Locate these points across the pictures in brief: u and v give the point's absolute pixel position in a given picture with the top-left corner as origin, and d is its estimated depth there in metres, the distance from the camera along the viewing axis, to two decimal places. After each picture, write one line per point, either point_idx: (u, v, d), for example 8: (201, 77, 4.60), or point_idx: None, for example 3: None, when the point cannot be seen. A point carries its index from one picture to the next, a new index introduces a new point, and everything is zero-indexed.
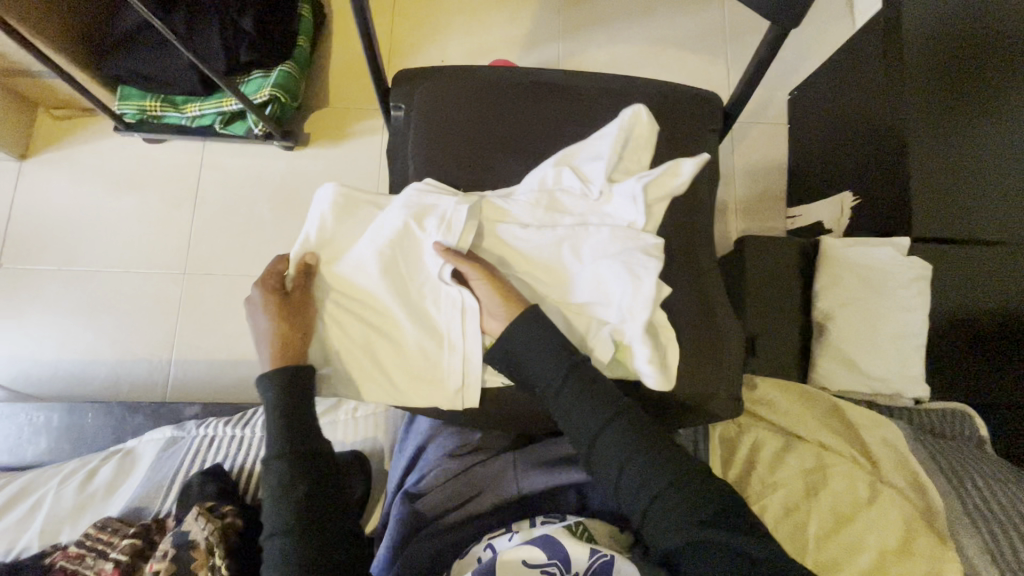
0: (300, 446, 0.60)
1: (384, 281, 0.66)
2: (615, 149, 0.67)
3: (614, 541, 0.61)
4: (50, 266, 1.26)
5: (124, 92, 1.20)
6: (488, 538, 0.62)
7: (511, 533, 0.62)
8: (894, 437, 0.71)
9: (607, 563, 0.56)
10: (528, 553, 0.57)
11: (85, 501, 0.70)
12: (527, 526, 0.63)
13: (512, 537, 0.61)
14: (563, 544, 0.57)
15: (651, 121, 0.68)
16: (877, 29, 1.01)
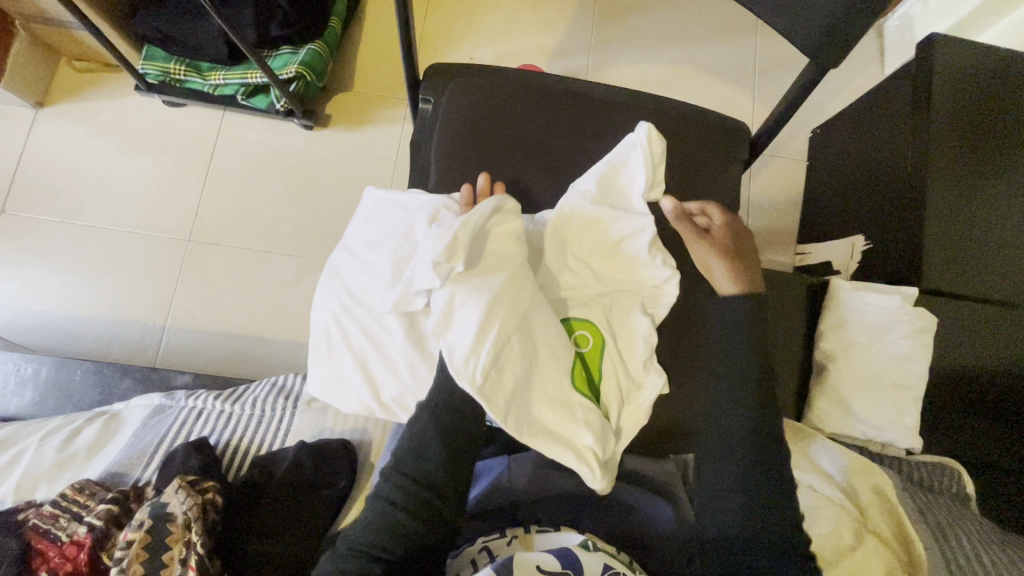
0: (427, 477, 0.56)
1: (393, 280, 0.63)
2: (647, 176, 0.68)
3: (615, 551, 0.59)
4: (54, 218, 1.25)
5: (149, 53, 1.20)
6: (485, 541, 0.60)
7: (507, 538, 0.60)
8: (885, 487, 0.70)
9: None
10: (543, 560, 0.54)
11: (64, 460, 0.68)
12: (525, 532, 0.61)
13: (510, 543, 0.60)
14: (576, 555, 0.55)
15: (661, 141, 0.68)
16: (906, 78, 1.02)
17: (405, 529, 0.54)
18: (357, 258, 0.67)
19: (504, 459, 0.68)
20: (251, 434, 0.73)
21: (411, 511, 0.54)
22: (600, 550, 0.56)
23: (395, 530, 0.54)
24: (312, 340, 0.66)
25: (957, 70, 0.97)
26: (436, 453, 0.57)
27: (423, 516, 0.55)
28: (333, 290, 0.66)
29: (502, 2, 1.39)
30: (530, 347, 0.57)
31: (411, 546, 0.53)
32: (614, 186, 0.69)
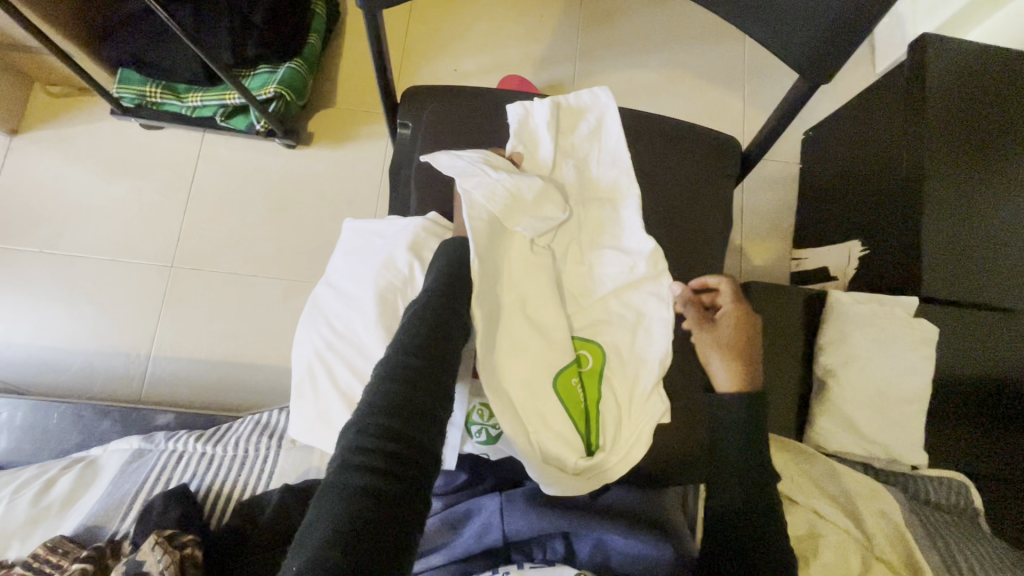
0: (419, 359, 0.45)
1: (382, 295, 0.61)
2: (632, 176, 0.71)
3: None
4: (32, 248, 1.22)
5: (123, 74, 1.16)
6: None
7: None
8: (892, 510, 0.67)
9: None
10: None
11: (38, 515, 0.65)
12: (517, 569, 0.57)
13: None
14: None
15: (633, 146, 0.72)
16: (899, 79, 1.00)
17: (404, 415, 0.42)
18: (340, 292, 0.64)
19: (497, 497, 0.64)
20: (235, 477, 0.71)
21: (407, 392, 0.43)
22: None
23: (392, 419, 0.41)
24: (295, 380, 0.63)
25: (950, 71, 0.95)
26: (424, 334, 0.47)
27: (420, 403, 0.43)
28: (315, 327, 0.63)
29: (484, 11, 1.36)
30: (526, 337, 0.60)
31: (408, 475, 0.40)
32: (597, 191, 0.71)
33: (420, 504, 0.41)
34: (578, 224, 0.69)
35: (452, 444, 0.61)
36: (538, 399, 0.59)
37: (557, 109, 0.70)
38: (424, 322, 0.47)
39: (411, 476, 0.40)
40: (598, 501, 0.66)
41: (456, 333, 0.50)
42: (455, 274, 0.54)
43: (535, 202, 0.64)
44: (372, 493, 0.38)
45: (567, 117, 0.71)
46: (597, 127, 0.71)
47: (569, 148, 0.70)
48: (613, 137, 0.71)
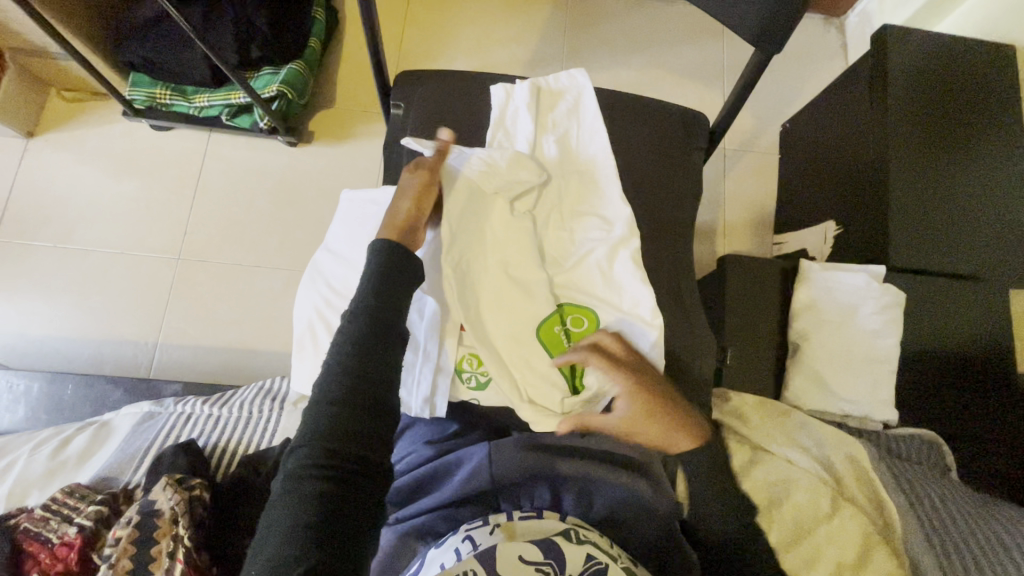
0: (348, 382, 0.52)
1: None
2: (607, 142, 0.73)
3: (605, 544, 0.59)
4: (45, 243, 1.28)
5: (135, 78, 1.23)
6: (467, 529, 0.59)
7: (490, 526, 0.59)
8: (859, 456, 0.71)
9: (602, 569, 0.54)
10: (526, 550, 0.54)
11: (55, 468, 0.69)
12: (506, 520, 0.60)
13: (492, 532, 0.58)
14: (559, 546, 0.55)
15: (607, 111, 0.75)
16: (863, 66, 1.06)
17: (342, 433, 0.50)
18: (338, 254, 0.69)
19: (486, 445, 0.67)
20: (239, 435, 0.75)
21: (345, 415, 0.51)
22: (585, 542, 0.56)
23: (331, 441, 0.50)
24: (296, 336, 0.68)
25: (909, 57, 1.01)
26: (352, 354, 0.53)
27: (356, 420, 0.51)
28: (315, 286, 0.68)
29: (475, 17, 1.44)
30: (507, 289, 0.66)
31: (348, 482, 0.49)
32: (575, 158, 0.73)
33: (371, 502, 0.50)
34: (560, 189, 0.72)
35: (443, 393, 0.65)
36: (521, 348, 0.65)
37: (537, 91, 0.74)
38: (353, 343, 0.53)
39: (354, 481, 0.49)
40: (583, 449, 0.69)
41: (393, 342, 0.55)
42: (392, 272, 0.57)
43: (510, 169, 0.68)
44: (321, 506, 0.47)
45: (547, 98, 0.75)
46: (575, 103, 0.74)
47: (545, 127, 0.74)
48: (590, 114, 0.74)
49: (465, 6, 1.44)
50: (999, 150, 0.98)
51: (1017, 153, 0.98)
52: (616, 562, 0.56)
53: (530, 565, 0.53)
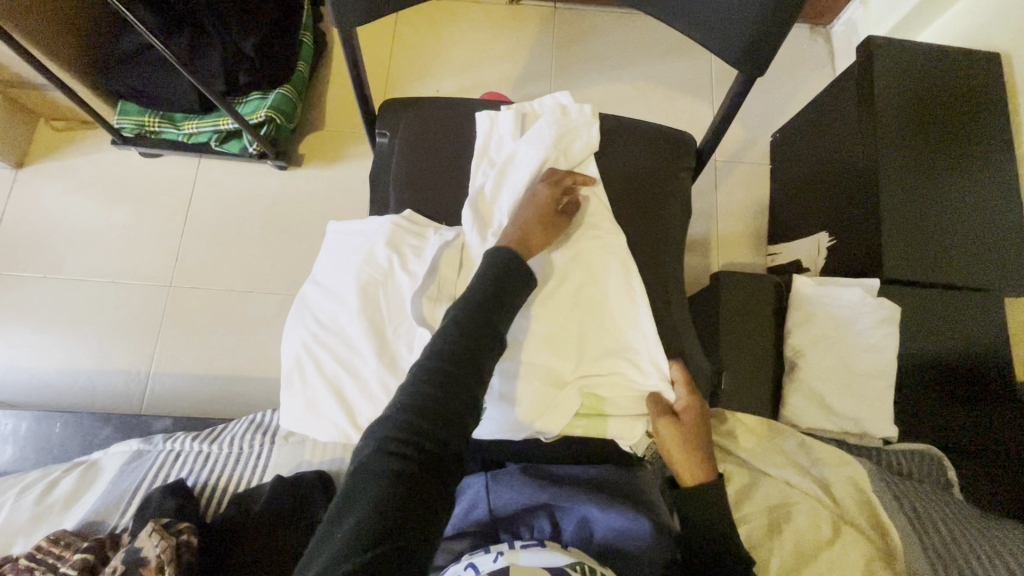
0: (452, 368, 0.51)
1: (364, 290, 0.66)
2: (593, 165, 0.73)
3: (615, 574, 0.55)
4: (36, 274, 1.27)
5: (123, 107, 1.23)
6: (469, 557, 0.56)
7: (493, 553, 0.56)
8: (860, 478, 0.71)
9: None
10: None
11: (41, 513, 0.68)
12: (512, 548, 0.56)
13: (495, 560, 0.55)
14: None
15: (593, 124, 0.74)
16: (850, 77, 1.06)
17: (439, 415, 0.49)
18: (325, 287, 0.68)
19: (483, 477, 0.68)
20: (230, 472, 0.74)
21: (438, 401, 0.49)
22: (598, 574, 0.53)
23: (426, 418, 0.48)
24: (284, 373, 0.67)
25: (896, 69, 1.01)
26: (460, 340, 0.52)
27: (449, 410, 0.49)
28: (302, 321, 0.67)
29: (463, 35, 1.44)
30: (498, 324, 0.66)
31: (429, 472, 0.46)
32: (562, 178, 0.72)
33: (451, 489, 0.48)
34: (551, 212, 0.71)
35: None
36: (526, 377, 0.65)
37: (521, 116, 0.75)
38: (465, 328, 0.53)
39: (434, 472, 0.47)
40: (578, 477, 0.67)
41: (489, 343, 0.54)
42: (493, 268, 0.58)
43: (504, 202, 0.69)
44: (404, 487, 0.45)
45: (531, 121, 0.75)
46: (562, 121, 0.74)
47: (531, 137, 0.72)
48: (575, 132, 0.73)
49: (453, 25, 1.45)
50: (989, 158, 0.98)
51: (1007, 161, 0.98)
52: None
53: None
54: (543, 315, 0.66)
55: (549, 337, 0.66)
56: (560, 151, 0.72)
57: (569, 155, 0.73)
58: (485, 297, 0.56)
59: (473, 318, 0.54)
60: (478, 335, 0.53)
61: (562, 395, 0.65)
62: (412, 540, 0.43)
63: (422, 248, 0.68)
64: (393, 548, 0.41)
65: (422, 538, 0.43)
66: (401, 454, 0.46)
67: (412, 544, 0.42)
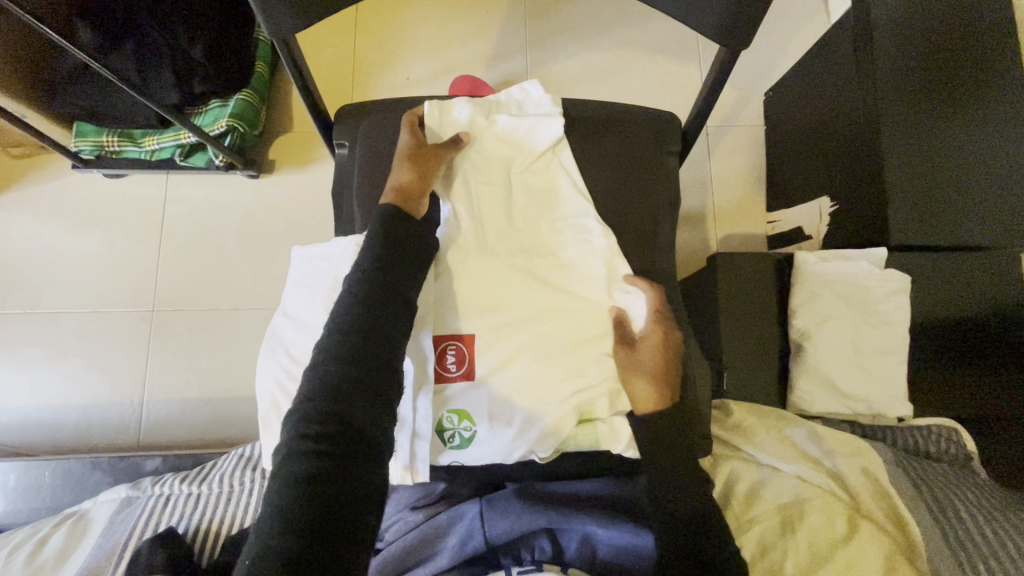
0: (355, 345, 0.50)
1: None
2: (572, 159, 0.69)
3: None
4: (14, 311, 1.24)
5: (79, 128, 1.17)
6: None
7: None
8: (874, 467, 0.68)
9: None
10: None
11: (32, 574, 0.64)
12: None
13: None
14: None
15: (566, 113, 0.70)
16: (845, 27, 0.98)
17: (346, 399, 0.48)
18: (294, 319, 0.64)
19: (478, 503, 0.62)
20: (222, 513, 0.72)
21: (345, 381, 0.48)
22: None
23: (335, 404, 0.47)
24: (260, 413, 0.63)
25: (894, 14, 0.93)
26: (360, 317, 0.51)
27: (358, 386, 0.49)
28: (275, 357, 0.63)
29: (428, 16, 1.35)
30: (484, 342, 0.62)
31: (347, 455, 0.46)
32: (540, 175, 0.68)
33: (373, 462, 0.48)
34: (529, 217, 0.67)
35: (424, 457, 0.60)
36: (515, 395, 0.61)
37: (489, 112, 0.70)
38: (365, 304, 0.52)
39: (351, 452, 0.46)
40: (578, 495, 0.63)
41: (396, 308, 0.53)
42: (395, 234, 0.57)
43: (477, 215, 0.66)
44: (316, 478, 0.44)
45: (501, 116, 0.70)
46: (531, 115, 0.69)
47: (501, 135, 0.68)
48: (547, 123, 0.69)
49: (417, 6, 1.36)
50: (999, 105, 0.91)
51: None
52: None
53: None
54: (528, 329, 0.62)
55: (535, 352, 0.62)
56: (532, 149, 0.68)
57: (538, 153, 0.68)
58: (386, 266, 0.55)
59: (372, 290, 0.53)
60: (383, 304, 0.53)
61: (554, 412, 0.60)
62: (338, 532, 0.43)
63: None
64: (316, 544, 0.42)
65: (346, 523, 0.44)
66: (312, 444, 0.45)
67: (336, 535, 0.43)
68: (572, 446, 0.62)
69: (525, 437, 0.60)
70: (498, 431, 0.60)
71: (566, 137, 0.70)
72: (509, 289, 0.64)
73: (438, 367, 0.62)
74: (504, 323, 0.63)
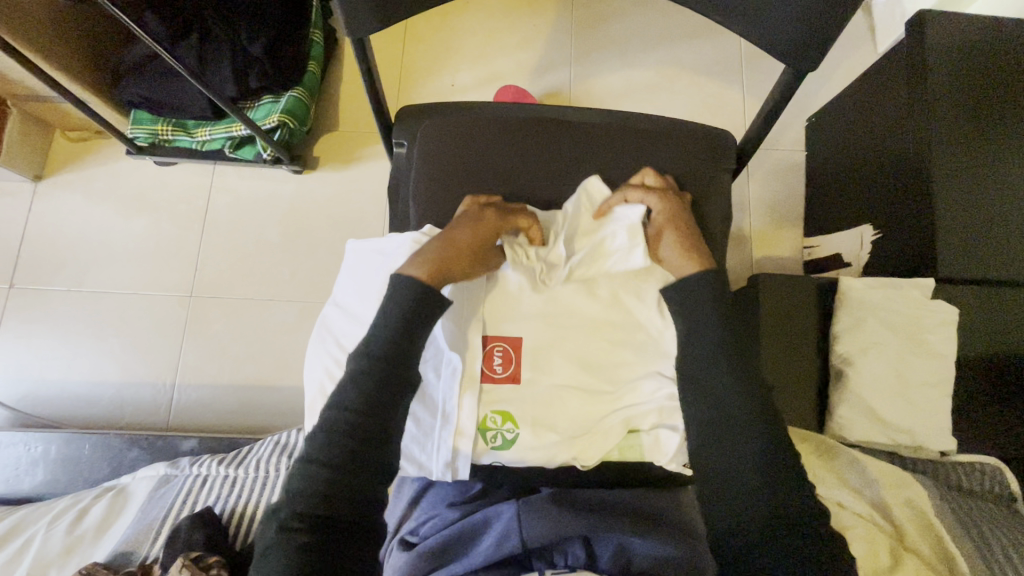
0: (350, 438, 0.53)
1: None
2: (626, 173, 0.71)
3: None
4: (59, 288, 1.27)
5: (135, 116, 1.22)
6: None
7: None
8: (919, 499, 0.66)
9: None
10: None
11: (73, 543, 0.68)
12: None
13: None
14: None
15: (622, 130, 0.72)
16: (898, 57, 0.98)
17: (336, 490, 0.52)
18: (347, 310, 0.65)
19: (514, 503, 0.63)
20: (258, 497, 0.73)
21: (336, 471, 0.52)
22: None
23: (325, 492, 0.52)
24: (307, 400, 0.64)
25: (950, 47, 0.93)
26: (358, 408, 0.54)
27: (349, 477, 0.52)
28: (325, 346, 0.65)
29: (477, 26, 1.38)
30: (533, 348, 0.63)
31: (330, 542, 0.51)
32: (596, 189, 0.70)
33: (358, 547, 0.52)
34: (588, 227, 0.66)
35: (465, 456, 0.60)
36: (560, 403, 0.61)
37: (547, 125, 0.72)
38: (365, 396, 0.54)
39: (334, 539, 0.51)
40: (614, 504, 0.64)
41: (393, 398, 0.55)
42: (404, 319, 0.57)
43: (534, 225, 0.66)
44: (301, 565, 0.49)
45: (558, 129, 0.72)
46: (587, 131, 0.72)
47: (558, 150, 0.71)
48: (603, 141, 0.71)
49: (466, 16, 1.39)
50: None
51: None
52: None
53: None
54: (576, 339, 0.63)
55: (581, 361, 0.63)
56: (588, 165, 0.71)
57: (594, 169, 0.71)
58: (390, 356, 0.56)
59: (372, 380, 0.55)
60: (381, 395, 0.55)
61: (600, 422, 0.61)
62: None
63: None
64: None
65: None
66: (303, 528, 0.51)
67: None
68: (617, 455, 0.62)
69: (569, 447, 0.60)
70: (542, 439, 0.60)
71: (624, 152, 0.71)
72: (560, 297, 0.65)
73: (486, 369, 0.62)
74: (552, 331, 0.63)
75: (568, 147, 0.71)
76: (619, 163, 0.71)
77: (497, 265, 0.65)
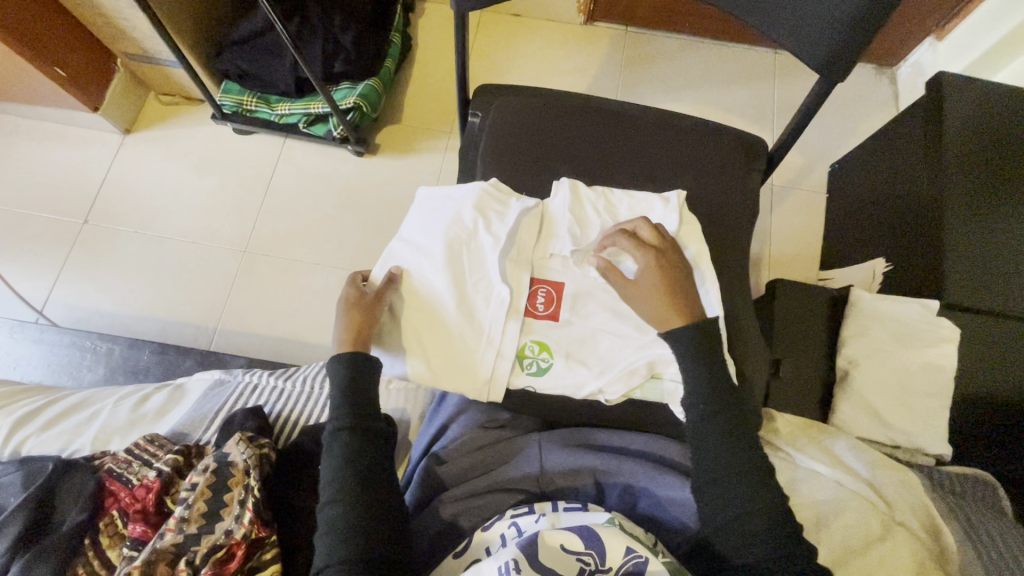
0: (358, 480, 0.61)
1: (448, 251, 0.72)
2: (669, 161, 0.80)
3: (639, 533, 0.61)
4: (126, 229, 1.39)
5: (226, 86, 1.36)
6: (513, 516, 0.62)
7: (535, 514, 0.62)
8: (911, 482, 0.72)
9: (642, 564, 0.55)
10: (567, 538, 0.56)
11: (136, 419, 0.81)
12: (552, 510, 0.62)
13: (538, 520, 0.61)
14: (599, 536, 0.56)
15: (670, 125, 0.82)
16: (919, 109, 1.08)
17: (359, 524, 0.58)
18: (412, 243, 0.74)
19: (536, 437, 0.70)
20: (300, 407, 0.84)
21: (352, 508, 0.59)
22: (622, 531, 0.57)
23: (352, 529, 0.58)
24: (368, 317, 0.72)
25: (966, 102, 1.03)
26: (349, 454, 0.62)
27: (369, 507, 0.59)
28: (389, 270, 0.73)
29: (537, 50, 1.54)
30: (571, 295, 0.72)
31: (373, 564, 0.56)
32: (643, 171, 0.80)
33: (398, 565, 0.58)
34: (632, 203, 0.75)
35: (503, 376, 0.68)
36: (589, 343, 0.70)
37: (605, 113, 0.83)
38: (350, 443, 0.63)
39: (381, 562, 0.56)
40: (626, 447, 0.70)
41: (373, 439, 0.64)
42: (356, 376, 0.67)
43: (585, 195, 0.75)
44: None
45: (614, 118, 0.83)
46: (639, 123, 0.82)
47: (612, 134, 0.82)
48: (652, 132, 0.82)
49: (529, 41, 1.54)
50: None
51: None
52: (655, 556, 0.56)
53: (571, 554, 0.55)
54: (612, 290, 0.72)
55: (613, 308, 0.71)
56: (637, 150, 0.81)
57: (641, 153, 0.81)
58: (356, 410, 0.65)
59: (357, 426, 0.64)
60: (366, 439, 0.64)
61: (627, 363, 0.68)
62: None
63: (506, 213, 0.73)
64: None
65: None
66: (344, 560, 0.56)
67: None
68: (638, 394, 0.69)
69: (594, 379, 0.68)
70: (573, 368, 0.69)
71: (670, 143, 0.81)
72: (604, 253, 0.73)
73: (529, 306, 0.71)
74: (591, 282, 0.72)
75: (620, 133, 0.82)
76: (664, 152, 0.81)
77: (551, 220, 0.74)
